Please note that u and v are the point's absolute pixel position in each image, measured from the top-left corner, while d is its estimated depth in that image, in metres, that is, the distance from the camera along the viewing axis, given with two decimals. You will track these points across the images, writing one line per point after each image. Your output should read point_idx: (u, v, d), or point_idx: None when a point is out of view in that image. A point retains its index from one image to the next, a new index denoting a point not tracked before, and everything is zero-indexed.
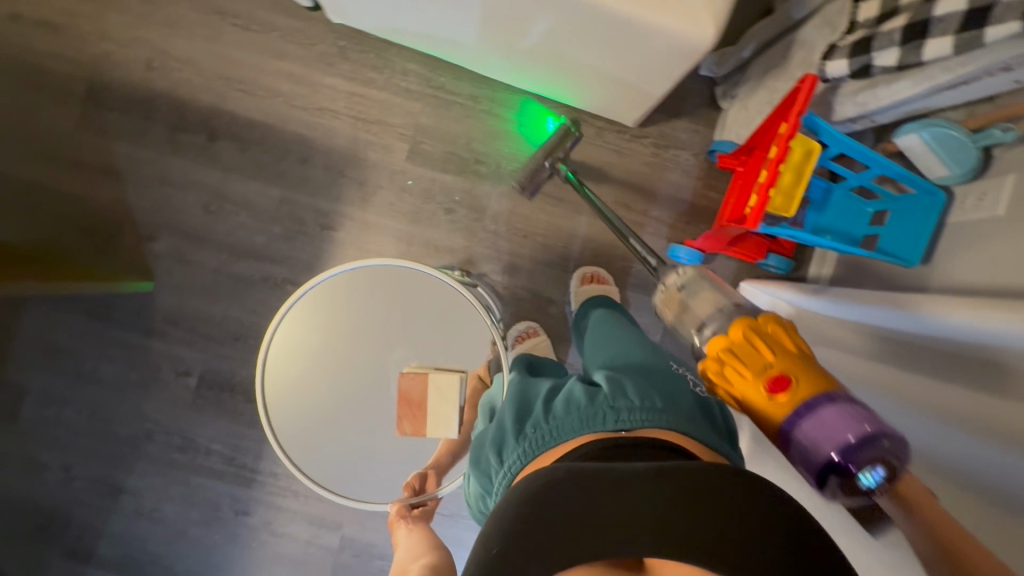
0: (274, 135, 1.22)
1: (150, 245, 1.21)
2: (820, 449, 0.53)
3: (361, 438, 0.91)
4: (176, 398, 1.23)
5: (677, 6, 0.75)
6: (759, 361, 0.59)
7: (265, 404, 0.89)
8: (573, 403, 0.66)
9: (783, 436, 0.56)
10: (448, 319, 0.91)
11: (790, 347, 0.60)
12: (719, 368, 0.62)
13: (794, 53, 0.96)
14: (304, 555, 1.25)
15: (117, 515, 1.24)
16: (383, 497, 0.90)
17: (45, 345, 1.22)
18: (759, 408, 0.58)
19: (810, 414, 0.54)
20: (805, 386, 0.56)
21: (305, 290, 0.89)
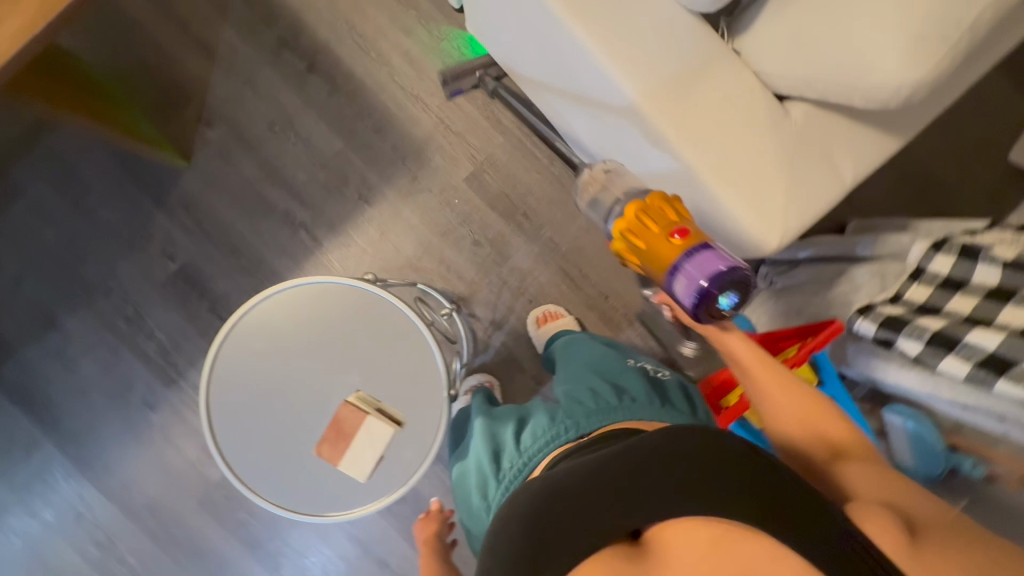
0: (364, 96, 1.24)
1: (204, 130, 1.23)
2: (695, 285, 0.58)
3: (280, 433, 0.77)
4: (150, 273, 1.24)
5: (763, 206, 0.76)
6: (663, 222, 0.62)
7: (220, 344, 0.76)
8: (538, 428, 0.70)
9: (669, 275, 0.60)
10: (432, 381, 0.77)
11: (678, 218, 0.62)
12: (628, 222, 0.65)
13: (840, 284, 0.99)
14: (183, 471, 1.25)
15: (38, 345, 1.24)
16: (264, 491, 0.76)
17: (64, 164, 1.23)
18: (652, 258, 0.63)
19: (690, 256, 0.59)
20: (697, 236, 0.61)
21: (334, 282, 0.77)
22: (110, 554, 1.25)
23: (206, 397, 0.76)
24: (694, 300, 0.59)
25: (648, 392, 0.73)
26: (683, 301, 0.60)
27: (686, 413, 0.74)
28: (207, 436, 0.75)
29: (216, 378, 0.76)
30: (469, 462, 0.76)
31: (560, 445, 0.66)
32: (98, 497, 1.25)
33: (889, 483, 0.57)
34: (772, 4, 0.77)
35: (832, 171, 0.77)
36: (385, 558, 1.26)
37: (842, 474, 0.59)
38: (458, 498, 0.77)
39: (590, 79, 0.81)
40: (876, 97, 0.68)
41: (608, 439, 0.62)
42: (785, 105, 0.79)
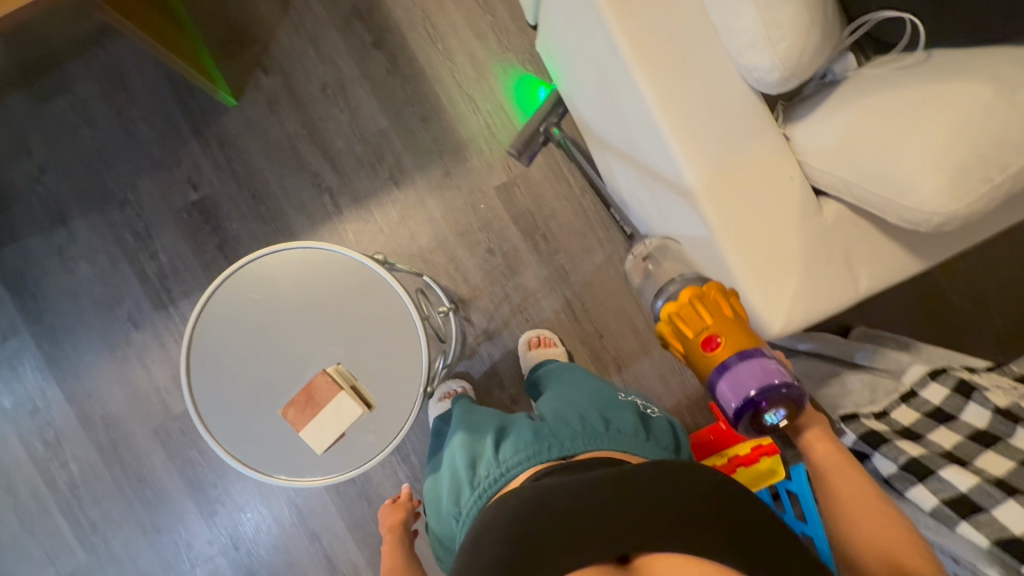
0: (420, 83, 1.26)
1: (259, 75, 1.26)
2: (740, 395, 0.59)
3: (253, 386, 0.77)
4: (169, 196, 1.25)
5: (773, 287, 0.77)
6: (708, 319, 0.62)
7: (218, 285, 0.77)
8: (520, 441, 0.70)
9: (712, 377, 0.61)
10: (411, 376, 0.77)
11: (723, 315, 0.62)
12: (669, 318, 0.65)
13: (832, 386, 1.00)
14: (147, 395, 1.25)
15: (43, 238, 1.25)
16: (223, 439, 0.76)
17: (118, 72, 1.25)
18: (695, 359, 0.63)
19: (738, 362, 0.60)
20: (742, 339, 0.61)
21: (342, 254, 0.77)
22: (54, 456, 1.25)
23: (191, 333, 0.76)
24: (739, 411, 0.59)
25: (636, 423, 0.73)
26: (727, 409, 0.60)
27: (672, 449, 0.74)
28: (182, 372, 0.76)
29: (205, 319, 0.76)
30: (448, 466, 0.77)
31: (538, 462, 0.67)
32: (58, 398, 1.25)
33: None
34: (832, 101, 0.78)
35: (850, 278, 0.78)
36: (318, 533, 1.25)
37: None
38: (431, 502, 0.78)
39: (641, 128, 0.82)
40: (910, 218, 0.69)
41: (589, 466, 0.63)
42: (819, 201, 0.79)
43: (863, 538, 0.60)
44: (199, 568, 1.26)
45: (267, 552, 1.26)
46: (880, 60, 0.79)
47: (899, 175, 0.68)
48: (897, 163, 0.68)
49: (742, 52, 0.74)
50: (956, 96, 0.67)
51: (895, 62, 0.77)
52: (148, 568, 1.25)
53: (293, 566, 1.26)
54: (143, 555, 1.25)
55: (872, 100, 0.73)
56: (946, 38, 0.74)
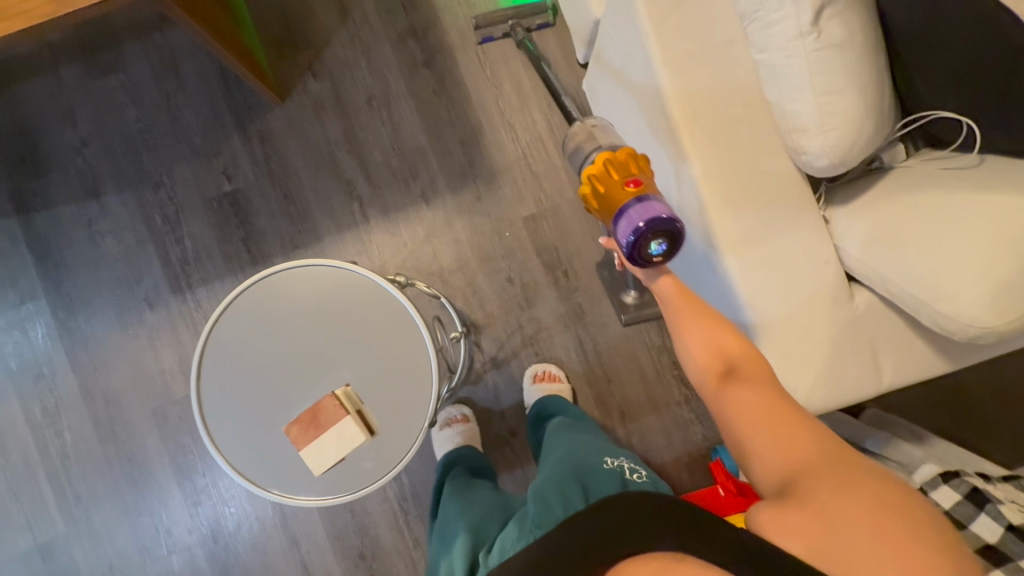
0: (464, 106, 1.28)
1: (309, 79, 1.28)
2: (639, 225, 0.57)
3: (260, 398, 0.77)
4: (203, 184, 1.27)
5: (794, 372, 0.76)
6: (629, 171, 0.61)
7: (241, 293, 0.77)
8: (507, 539, 0.71)
9: (615, 218, 0.60)
10: (419, 408, 0.76)
11: (637, 169, 0.62)
12: (595, 170, 0.63)
13: None
14: (151, 376, 1.26)
15: (76, 208, 1.27)
16: (225, 449, 0.76)
17: (174, 58, 1.28)
18: (606, 201, 0.61)
19: (639, 203, 0.59)
20: (650, 190, 0.61)
21: (366, 276, 0.78)
22: (51, 424, 1.25)
23: (207, 337, 0.77)
24: (631, 241, 0.57)
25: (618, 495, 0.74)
26: (621, 242, 0.58)
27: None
28: (194, 375, 0.76)
29: (221, 326, 0.77)
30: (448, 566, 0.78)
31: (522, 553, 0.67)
32: (65, 367, 1.26)
33: (782, 419, 0.50)
34: (875, 192, 0.78)
35: (874, 371, 0.77)
36: (298, 538, 1.24)
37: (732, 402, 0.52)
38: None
39: (679, 192, 0.82)
40: (944, 324, 0.68)
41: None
42: (852, 289, 0.78)
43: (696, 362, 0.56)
44: (175, 556, 1.25)
45: (244, 550, 1.24)
46: (931, 157, 0.79)
47: (938, 280, 0.67)
48: (937, 266, 0.67)
49: (793, 132, 0.74)
50: (1008, 207, 0.66)
51: (947, 162, 0.76)
52: (125, 548, 1.24)
53: (268, 568, 1.24)
54: (122, 535, 1.25)
55: (917, 197, 0.72)
56: (1002, 145, 0.74)
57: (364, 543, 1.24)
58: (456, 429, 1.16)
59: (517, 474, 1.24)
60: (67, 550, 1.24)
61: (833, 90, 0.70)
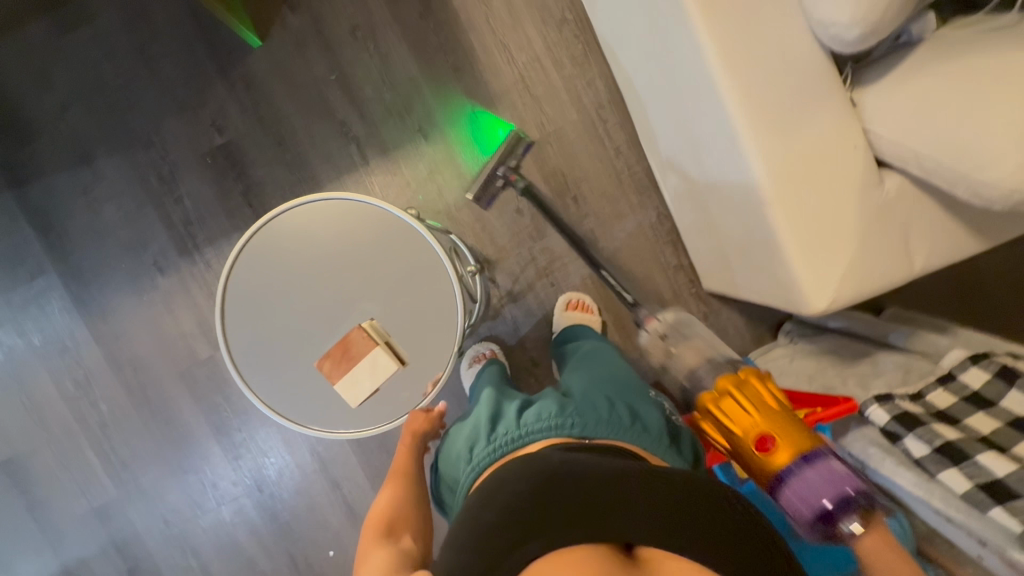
0: (453, 28, 1.20)
1: (286, 14, 1.20)
2: (814, 502, 0.62)
3: (287, 337, 0.77)
4: (193, 140, 1.22)
5: (832, 249, 0.73)
6: (761, 405, 0.71)
7: (254, 234, 0.76)
8: (545, 409, 0.70)
9: (776, 485, 0.66)
10: (448, 334, 0.77)
11: (772, 405, 0.70)
12: (712, 412, 0.75)
13: (862, 364, 1.00)
14: (173, 339, 1.26)
15: (69, 177, 1.23)
16: (259, 389, 0.77)
17: (141, 6, 1.20)
18: (751, 460, 0.69)
19: (802, 465, 0.64)
20: (790, 446, 0.66)
21: (381, 208, 0.76)
22: (84, 394, 1.28)
23: (227, 281, 0.76)
24: (813, 518, 0.63)
25: (662, 426, 0.73)
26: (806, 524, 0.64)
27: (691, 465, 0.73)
28: (218, 319, 0.75)
29: (234, 277, 0.76)
30: (469, 418, 0.77)
31: (561, 435, 0.67)
32: (87, 338, 1.27)
33: None
34: (905, 67, 0.73)
35: (905, 256, 0.75)
36: (339, 480, 1.29)
37: None
38: (444, 448, 0.78)
39: (697, 90, 0.78)
40: (982, 193, 0.66)
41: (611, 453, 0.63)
42: (883, 174, 0.75)
43: None
44: (225, 507, 1.30)
45: (289, 495, 1.30)
46: (963, 24, 0.74)
47: (975, 148, 0.64)
48: (974, 134, 0.64)
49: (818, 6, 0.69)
50: None
51: (984, 25, 0.71)
52: (176, 504, 1.30)
53: (314, 509, 1.30)
54: (172, 492, 1.30)
55: (954, 64, 0.68)
56: None
57: None
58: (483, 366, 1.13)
59: None
60: (122, 510, 1.30)
61: None
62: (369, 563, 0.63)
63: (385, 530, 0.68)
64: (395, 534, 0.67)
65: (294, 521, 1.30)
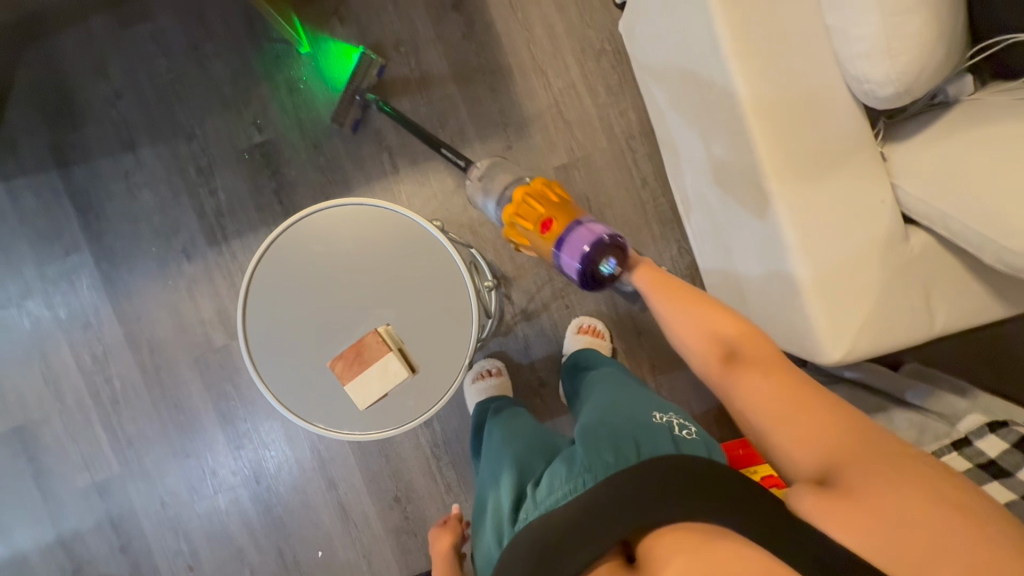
0: (493, 50, 1.24)
1: (335, 24, 1.25)
2: (577, 251, 0.64)
3: (304, 336, 0.78)
4: (234, 135, 1.27)
5: (856, 304, 0.73)
6: (544, 198, 0.71)
7: (282, 232, 0.78)
8: (554, 479, 0.70)
9: (553, 253, 0.67)
10: (460, 346, 0.78)
11: (556, 197, 0.71)
12: (510, 213, 0.73)
13: (877, 420, 0.99)
14: (191, 325, 1.29)
15: (112, 160, 1.28)
16: (271, 386, 0.78)
17: (200, 7, 1.27)
18: (540, 246, 0.70)
19: (569, 229, 0.66)
20: (561, 218, 0.68)
21: (407, 216, 0.78)
22: (100, 370, 1.31)
23: (251, 276, 0.78)
24: (581, 263, 0.64)
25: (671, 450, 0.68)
26: (573, 269, 0.66)
27: None
28: (240, 313, 0.78)
29: (257, 280, 0.78)
30: (494, 500, 0.79)
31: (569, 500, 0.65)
32: (110, 316, 1.30)
33: (801, 407, 0.52)
34: (938, 127, 0.74)
35: (925, 314, 0.75)
36: (336, 480, 1.29)
37: (752, 390, 0.55)
38: (481, 532, 0.80)
39: (728, 131, 0.79)
40: (1008, 260, 0.66)
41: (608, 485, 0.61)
42: (908, 230, 0.75)
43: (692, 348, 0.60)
44: (222, 495, 1.31)
45: (286, 490, 1.31)
46: (1001, 89, 0.75)
47: (1003, 216, 0.64)
48: (1004, 201, 0.64)
49: (856, 60, 0.70)
50: None
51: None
52: (175, 487, 1.32)
53: (308, 507, 1.30)
54: (172, 474, 1.32)
55: (987, 130, 0.68)
56: None
57: (398, 485, 1.30)
58: (487, 382, 1.17)
59: (546, 422, 1.26)
60: (122, 487, 1.32)
61: (903, 10, 0.66)
62: None
63: None
64: None
65: (288, 517, 1.31)
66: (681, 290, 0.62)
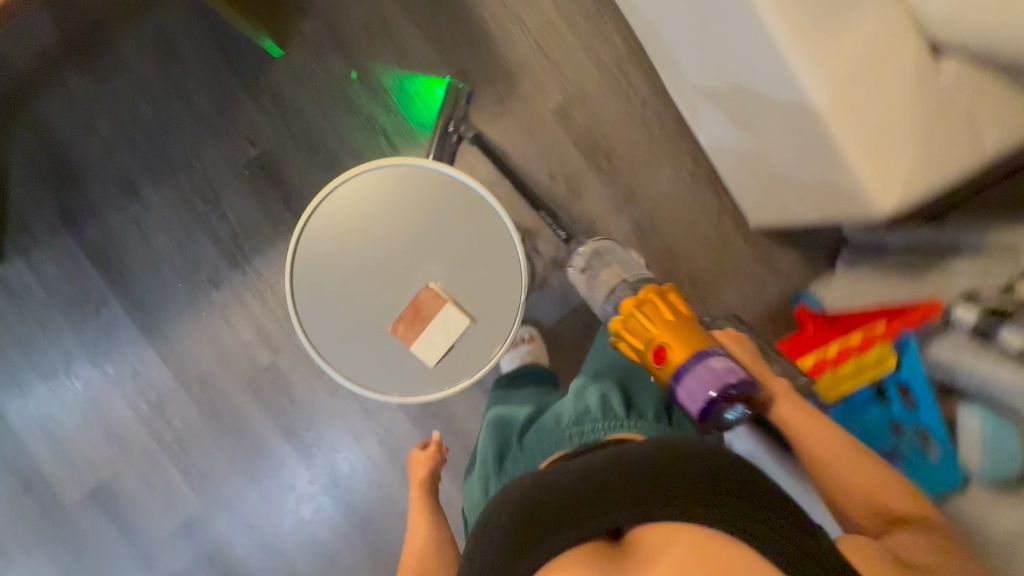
0: (464, 8, 1.21)
1: (302, 20, 1.23)
2: (702, 390, 0.65)
3: (357, 309, 0.81)
4: (229, 156, 1.26)
5: (894, 151, 0.72)
6: (660, 316, 0.74)
7: (316, 213, 0.80)
8: (542, 432, 0.74)
9: (672, 386, 0.68)
10: (510, 284, 0.81)
11: (670, 316, 0.73)
12: (624, 323, 0.76)
13: (933, 276, 0.97)
14: (234, 351, 1.30)
15: (119, 210, 1.28)
16: (334, 362, 0.81)
17: (165, 36, 1.25)
18: (654, 370, 0.72)
19: (690, 365, 0.67)
20: (681, 349, 0.68)
21: (432, 173, 0.81)
22: (159, 415, 1.33)
23: (295, 262, 0.80)
24: (704, 406, 0.65)
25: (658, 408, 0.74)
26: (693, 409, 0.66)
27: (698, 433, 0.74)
28: (290, 299, 0.79)
29: (299, 267, 0.80)
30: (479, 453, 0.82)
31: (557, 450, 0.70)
32: (155, 361, 1.32)
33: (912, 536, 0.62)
34: None
35: (970, 142, 0.74)
36: (410, 468, 1.31)
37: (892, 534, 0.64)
38: (467, 487, 0.84)
39: (727, 11, 0.77)
40: None
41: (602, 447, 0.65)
42: (937, 61, 0.73)
43: (846, 484, 0.67)
44: (304, 507, 1.33)
45: (364, 488, 1.32)
46: None
47: None
48: None
49: None
50: None
51: None
52: (258, 510, 1.34)
53: (391, 500, 1.32)
54: (252, 499, 1.34)
55: None
56: None
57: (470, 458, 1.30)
58: (521, 349, 1.15)
59: None
60: (208, 522, 1.34)
61: None
62: None
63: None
64: None
65: (372, 513, 1.33)
66: (811, 417, 0.72)
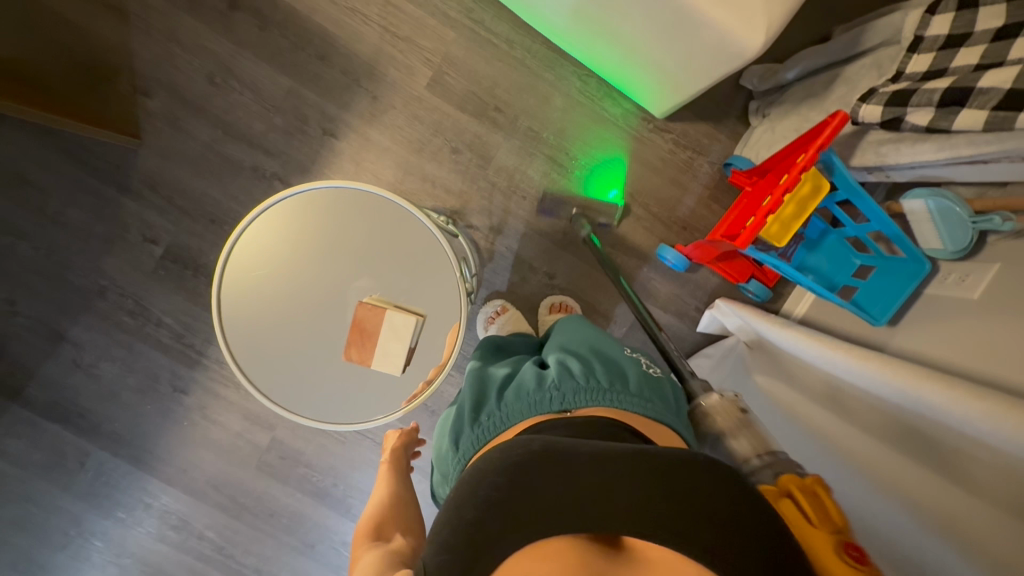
0: (297, 21, 1.16)
1: (145, 101, 1.17)
2: None
3: (300, 345, 0.83)
4: (137, 262, 1.21)
5: None
6: (823, 519, 0.47)
7: (225, 270, 0.80)
8: (523, 390, 0.72)
9: None
10: (436, 268, 0.82)
11: (838, 522, 0.47)
12: (779, 501, 0.52)
13: (837, 88, 0.97)
14: (231, 445, 1.27)
15: (54, 360, 1.23)
16: (294, 405, 0.83)
17: (17, 174, 1.18)
18: None
19: None
20: None
21: (326, 193, 0.81)
22: (188, 534, 1.30)
23: (223, 322, 0.81)
24: None
25: (639, 380, 0.73)
26: None
27: (674, 409, 0.72)
28: (227, 357, 0.81)
29: (229, 318, 0.82)
30: (455, 406, 0.79)
31: (538, 412, 0.69)
32: (160, 487, 1.28)
33: None
34: None
35: None
36: None
37: None
38: (437, 447, 0.80)
39: None
40: None
41: (585, 427, 0.63)
42: None
43: None
44: None
45: None
46: None
47: None
48: None
49: None
50: None
51: None
52: None
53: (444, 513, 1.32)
54: (313, 570, 1.32)
55: None
56: None
57: None
58: (499, 325, 1.14)
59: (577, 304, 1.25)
60: None
61: None
62: (361, 561, 0.66)
63: (374, 535, 0.72)
64: (384, 536, 0.72)
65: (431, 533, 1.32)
66: None
